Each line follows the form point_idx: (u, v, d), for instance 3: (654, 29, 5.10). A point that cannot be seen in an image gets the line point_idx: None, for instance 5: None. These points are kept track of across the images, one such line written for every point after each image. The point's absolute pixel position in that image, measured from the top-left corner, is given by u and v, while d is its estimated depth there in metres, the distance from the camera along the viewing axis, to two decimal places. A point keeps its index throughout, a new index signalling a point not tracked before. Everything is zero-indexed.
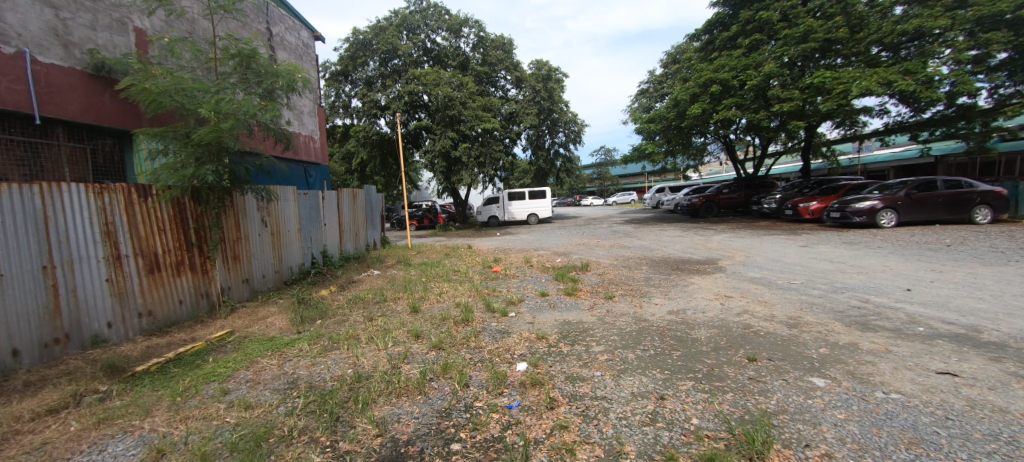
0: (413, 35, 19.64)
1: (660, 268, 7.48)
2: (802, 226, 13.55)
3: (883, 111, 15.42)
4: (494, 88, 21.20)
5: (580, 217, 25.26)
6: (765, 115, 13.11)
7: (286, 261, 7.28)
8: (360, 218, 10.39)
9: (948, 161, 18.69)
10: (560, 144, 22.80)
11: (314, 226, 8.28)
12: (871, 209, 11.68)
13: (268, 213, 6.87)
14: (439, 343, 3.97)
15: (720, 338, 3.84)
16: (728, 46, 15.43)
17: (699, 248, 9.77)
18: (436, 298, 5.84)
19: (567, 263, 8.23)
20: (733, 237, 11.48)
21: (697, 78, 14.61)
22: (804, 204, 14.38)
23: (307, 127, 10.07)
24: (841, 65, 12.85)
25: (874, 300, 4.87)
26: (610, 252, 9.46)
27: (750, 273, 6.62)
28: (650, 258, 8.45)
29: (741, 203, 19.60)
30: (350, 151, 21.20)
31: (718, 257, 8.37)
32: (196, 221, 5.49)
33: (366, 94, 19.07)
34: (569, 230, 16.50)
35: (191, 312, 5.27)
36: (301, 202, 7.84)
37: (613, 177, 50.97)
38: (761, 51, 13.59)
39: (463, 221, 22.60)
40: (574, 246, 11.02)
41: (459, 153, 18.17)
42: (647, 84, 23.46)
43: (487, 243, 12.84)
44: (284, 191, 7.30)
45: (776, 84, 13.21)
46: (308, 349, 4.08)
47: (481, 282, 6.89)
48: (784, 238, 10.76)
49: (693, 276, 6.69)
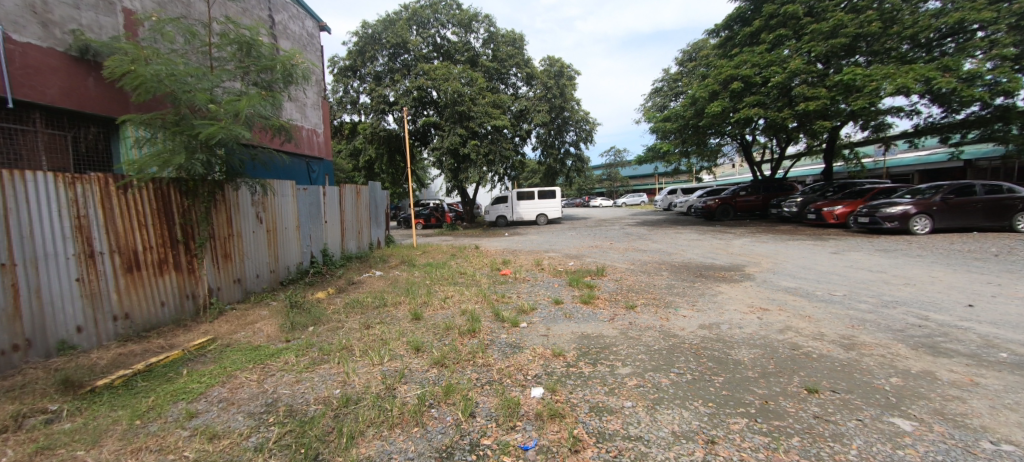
0: (423, 30, 19.26)
1: (682, 274, 6.95)
2: (826, 231, 12.89)
3: (913, 112, 14.64)
4: (504, 85, 20.73)
5: (590, 218, 24.67)
6: (790, 114, 12.45)
7: (282, 261, 6.86)
8: (364, 216, 9.97)
9: (979, 165, 17.85)
10: (570, 143, 22.25)
11: (314, 224, 7.85)
12: (903, 214, 10.98)
13: (264, 209, 6.45)
14: (442, 359, 3.49)
15: (766, 361, 3.30)
16: (749, 42, 14.77)
17: (721, 253, 9.19)
18: (440, 304, 5.36)
19: (581, 267, 7.72)
20: (756, 242, 10.87)
21: (717, 75, 13.99)
22: (829, 207, 13.67)
23: (310, 120, 9.68)
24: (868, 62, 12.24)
25: (935, 318, 4.29)
26: (626, 256, 8.92)
27: (783, 283, 6.05)
28: (670, 263, 7.91)
29: (759, 206, 18.88)
30: (357, 147, 20.88)
31: (743, 263, 7.80)
32: (184, 215, 5.06)
33: (375, 89, 18.71)
34: (580, 232, 15.97)
35: (174, 315, 4.85)
36: (299, 197, 7.40)
37: (623, 178, 50.19)
38: (787, 47, 12.91)
39: (471, 220, 22.17)
40: (587, 248, 10.51)
41: (468, 150, 17.69)
42: (662, 82, 22.83)
43: (495, 244, 12.35)
44: (281, 185, 6.87)
45: (801, 82, 12.56)
46: (295, 362, 3.62)
47: (489, 286, 6.41)
48: (811, 243, 10.13)
49: (720, 284, 6.14)
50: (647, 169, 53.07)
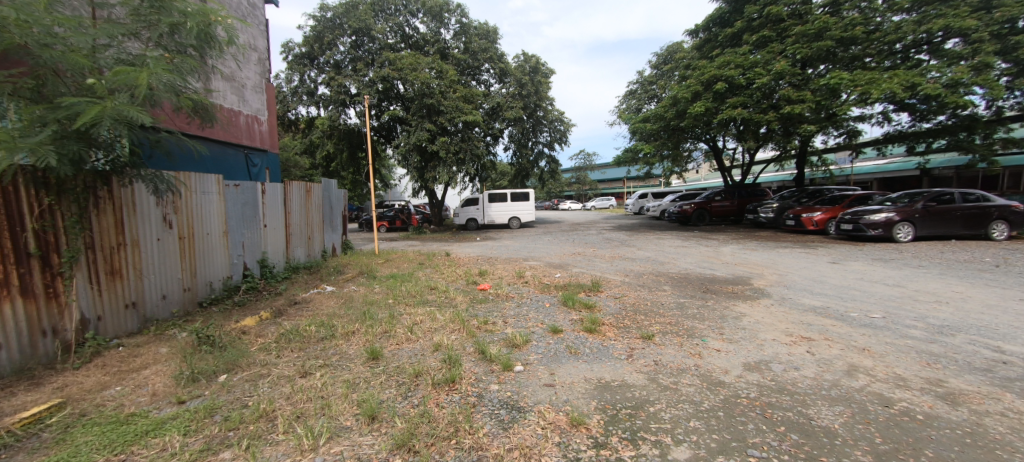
0: (387, 17, 17.78)
1: (686, 289, 6.07)
2: (807, 238, 12.62)
3: (884, 120, 14.78)
4: (476, 81, 19.60)
5: (563, 222, 23.89)
6: (774, 118, 12.06)
7: (201, 276, 5.41)
8: (315, 218, 8.52)
9: (935, 174, 18.55)
10: (544, 144, 21.34)
11: (249, 228, 6.40)
12: (887, 221, 10.76)
13: (176, 210, 5.01)
14: (407, 439, 2.33)
15: (867, 432, 2.37)
16: (730, 44, 14.35)
17: (716, 262, 8.45)
18: (404, 335, 4.17)
19: (570, 280, 6.72)
20: (745, 250, 10.31)
21: (699, 75, 13.47)
22: (807, 213, 13.43)
23: (249, 104, 8.24)
24: (828, 71, 12.23)
25: (1010, 350, 3.58)
26: (615, 266, 8.01)
27: (805, 300, 5.27)
28: (667, 275, 7.05)
29: (734, 212, 18.66)
30: (314, 142, 19.13)
31: (746, 274, 7.07)
32: (41, 217, 3.62)
33: (334, 78, 17.11)
34: (557, 236, 15.09)
35: (15, 363, 3.38)
36: (228, 195, 5.96)
37: (591, 182, 49.97)
38: (771, 48, 12.56)
39: (439, 223, 20.73)
40: (569, 256, 9.54)
41: (436, 147, 16.41)
42: (635, 84, 22.48)
43: (467, 251, 11.17)
44: (202, 179, 5.45)
45: (786, 84, 12.26)
46: (176, 448, 2.34)
47: (466, 307, 5.25)
48: (803, 251, 9.63)
49: (736, 302, 5.29)
50: (615, 173, 53.33)
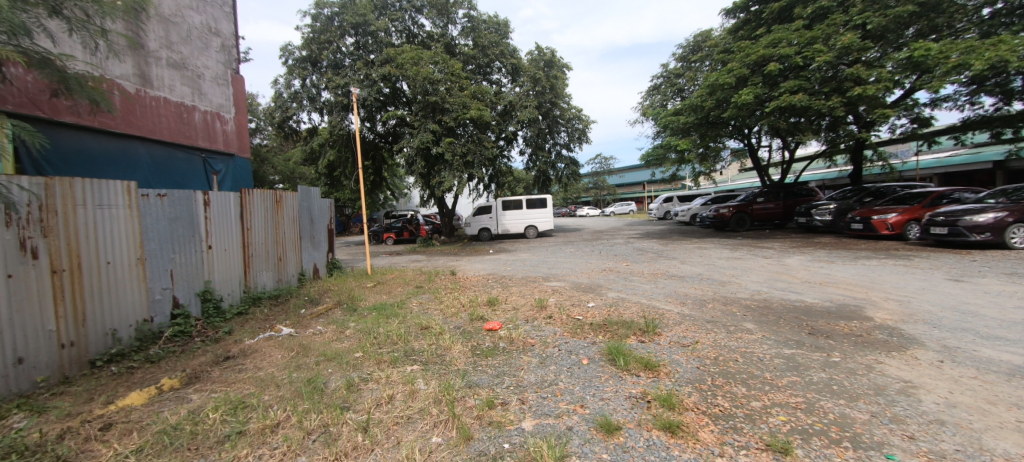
0: (391, 14, 16.45)
1: (780, 327, 4.24)
2: (883, 245, 10.52)
3: (965, 103, 12.61)
4: (487, 79, 18.10)
5: (585, 230, 22.07)
6: (839, 102, 10.12)
7: (93, 323, 3.85)
8: (288, 235, 6.97)
9: (1012, 166, 16.19)
10: (562, 146, 19.60)
11: (183, 251, 4.87)
12: (996, 223, 8.64)
13: (45, 232, 3.48)
14: None
15: None
16: (778, 21, 12.47)
17: (793, 280, 6.56)
18: (353, 441, 2.44)
19: (608, 314, 4.96)
20: (819, 262, 8.32)
21: (743, 57, 11.59)
22: (879, 215, 11.26)
23: (208, 98, 6.87)
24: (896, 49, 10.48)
25: None
26: (664, 289, 6.21)
27: (991, 354, 3.36)
28: (740, 303, 5.21)
29: (779, 215, 16.48)
30: (315, 150, 17.86)
31: (852, 301, 5.16)
32: None
33: (333, 79, 15.83)
34: (579, 247, 13.30)
35: None
36: (148, 209, 4.46)
37: (609, 186, 47.87)
38: (831, 20, 10.65)
39: (450, 234, 19.15)
40: (600, 275, 7.72)
41: (441, 149, 14.92)
42: (659, 78, 20.63)
43: (475, 268, 9.46)
44: (99, 189, 3.94)
45: (855, 61, 10.38)
46: None
47: (464, 366, 3.54)
48: (898, 264, 7.61)
49: (876, 356, 3.45)
50: (636, 177, 51.13)
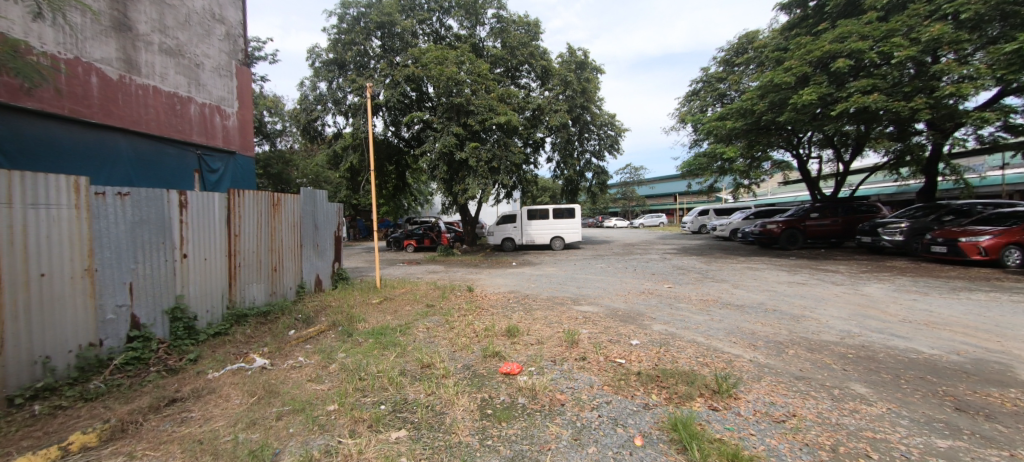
0: (418, 14, 15.95)
1: (907, 396, 3.05)
2: (977, 272, 8.91)
3: None
4: (515, 83, 17.31)
5: (614, 243, 20.74)
6: (924, 103, 8.65)
7: (15, 349, 3.07)
8: (285, 242, 6.21)
9: None
10: (592, 153, 18.51)
11: (147, 260, 4.12)
12: None
13: None
14: None
15: None
16: (842, 15, 11.10)
17: (887, 317, 5.26)
18: None
19: (659, 359, 3.87)
20: (908, 292, 6.91)
21: (804, 54, 10.28)
22: (968, 236, 9.60)
23: (207, 89, 6.26)
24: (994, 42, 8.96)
25: None
26: (722, 324, 5.06)
27: None
28: (832, 351, 4.02)
29: (836, 232, 14.76)
30: (338, 153, 17.49)
31: (989, 354, 3.88)
32: None
33: (357, 80, 15.38)
34: (611, 262, 12.13)
35: None
36: (101, 209, 3.71)
37: (639, 197, 46.17)
38: (913, 11, 9.25)
39: (472, 243, 18.33)
40: (639, 300, 6.57)
41: (465, 154, 14.17)
42: (699, 83, 19.29)
43: (496, 284, 8.50)
44: (32, 184, 3.21)
45: (943, 56, 8.93)
46: None
47: (469, 437, 2.56)
48: (1015, 299, 6.15)
49: None
50: (668, 188, 49.23)
